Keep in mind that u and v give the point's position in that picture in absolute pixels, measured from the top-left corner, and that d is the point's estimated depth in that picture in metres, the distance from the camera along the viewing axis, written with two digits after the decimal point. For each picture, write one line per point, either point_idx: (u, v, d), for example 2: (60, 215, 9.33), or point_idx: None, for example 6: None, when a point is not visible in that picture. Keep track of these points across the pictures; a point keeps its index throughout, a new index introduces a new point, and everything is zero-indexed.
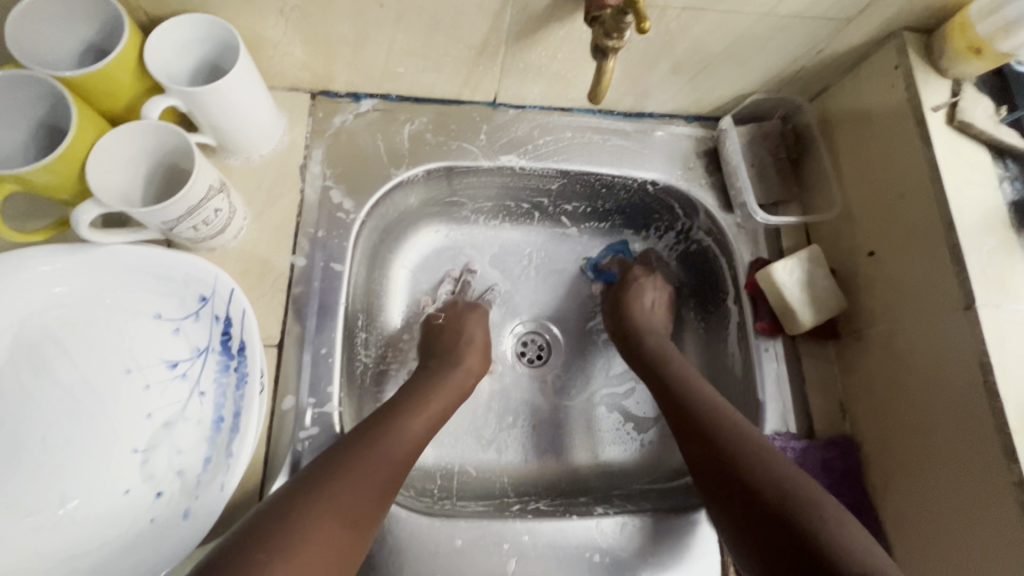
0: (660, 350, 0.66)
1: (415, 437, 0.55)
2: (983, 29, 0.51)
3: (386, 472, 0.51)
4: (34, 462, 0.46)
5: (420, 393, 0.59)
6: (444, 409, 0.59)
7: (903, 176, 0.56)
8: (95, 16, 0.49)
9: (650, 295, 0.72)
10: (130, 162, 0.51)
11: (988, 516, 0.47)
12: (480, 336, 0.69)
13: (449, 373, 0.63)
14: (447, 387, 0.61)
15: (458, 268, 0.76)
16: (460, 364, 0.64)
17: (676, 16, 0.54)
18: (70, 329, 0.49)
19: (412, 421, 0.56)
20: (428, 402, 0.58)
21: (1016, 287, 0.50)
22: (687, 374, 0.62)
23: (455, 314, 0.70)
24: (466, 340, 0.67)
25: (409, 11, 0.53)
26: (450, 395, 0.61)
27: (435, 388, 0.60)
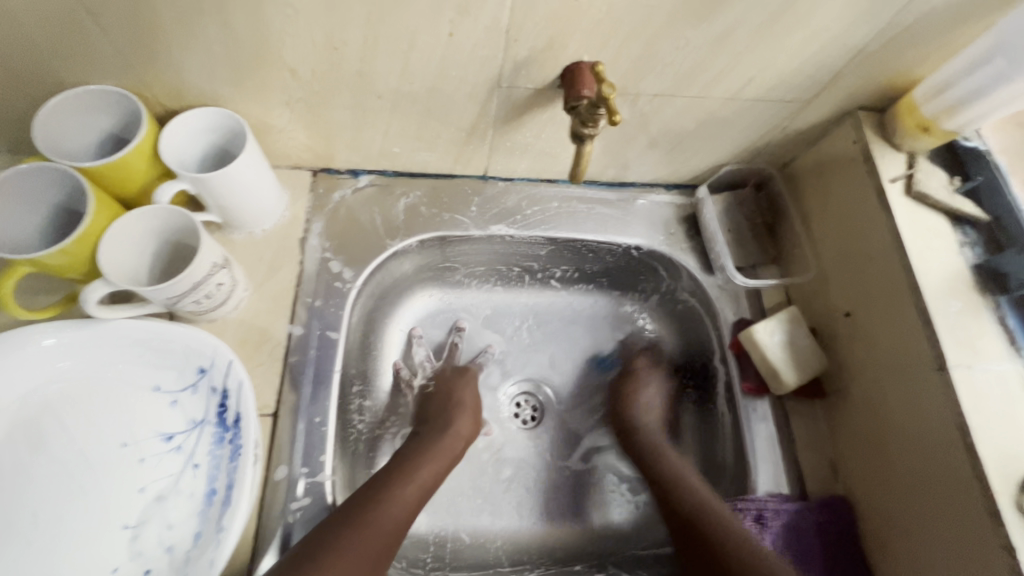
0: (673, 471, 0.64)
1: (408, 505, 0.55)
2: (929, 110, 0.56)
3: (378, 544, 0.51)
4: (24, 541, 0.46)
5: (415, 456, 0.60)
6: (438, 473, 0.60)
7: (870, 241, 0.60)
8: (116, 110, 0.54)
9: (653, 393, 0.73)
10: (140, 242, 0.54)
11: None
12: (472, 397, 0.70)
13: (444, 435, 0.64)
14: (439, 451, 0.62)
15: (444, 331, 0.78)
16: (455, 425, 0.65)
17: (649, 101, 0.59)
18: (70, 403, 0.51)
19: (406, 489, 0.56)
20: (422, 467, 0.59)
21: (985, 348, 0.52)
22: (702, 493, 0.60)
23: (446, 379, 0.72)
24: (458, 404, 0.68)
25: (404, 101, 0.58)
26: (447, 458, 0.62)
27: (429, 452, 0.61)
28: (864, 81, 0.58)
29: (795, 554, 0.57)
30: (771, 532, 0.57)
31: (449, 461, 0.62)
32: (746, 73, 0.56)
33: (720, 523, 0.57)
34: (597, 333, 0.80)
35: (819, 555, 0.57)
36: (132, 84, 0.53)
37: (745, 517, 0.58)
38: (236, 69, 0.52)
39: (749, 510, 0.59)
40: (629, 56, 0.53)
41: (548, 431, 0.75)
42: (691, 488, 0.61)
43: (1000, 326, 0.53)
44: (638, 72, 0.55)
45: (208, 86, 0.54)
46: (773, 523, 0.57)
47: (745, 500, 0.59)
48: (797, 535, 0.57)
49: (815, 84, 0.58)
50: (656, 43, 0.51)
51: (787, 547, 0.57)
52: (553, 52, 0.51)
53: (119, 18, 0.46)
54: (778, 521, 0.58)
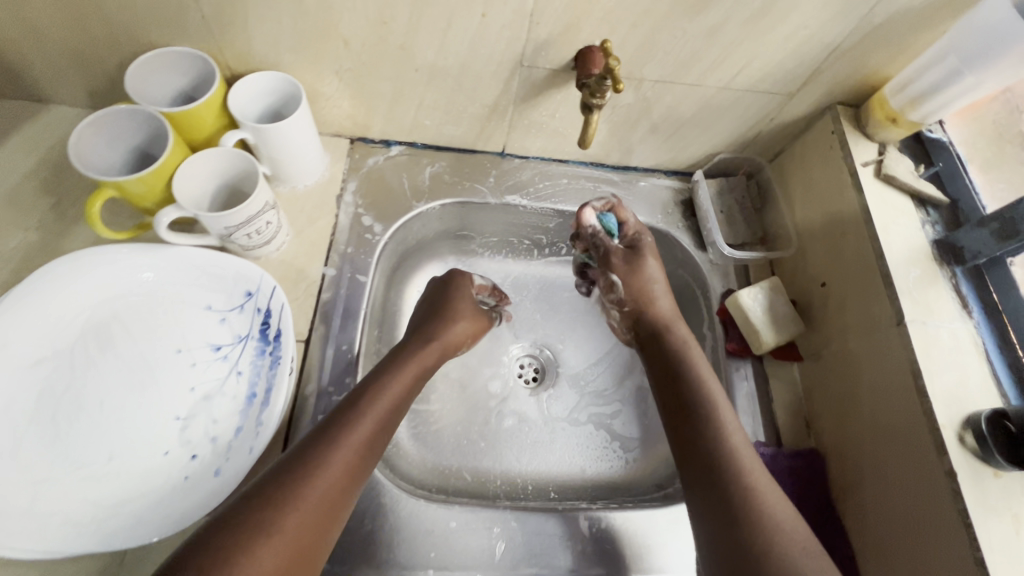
0: (697, 379, 0.60)
1: (386, 410, 0.56)
2: (896, 103, 0.64)
3: (358, 449, 0.52)
4: (92, 422, 0.54)
5: (379, 379, 0.59)
6: (404, 395, 0.59)
7: (843, 217, 0.67)
8: (189, 70, 0.63)
9: (648, 279, 0.69)
10: (203, 180, 0.62)
11: (941, 519, 0.51)
12: (469, 302, 0.73)
13: (411, 356, 0.63)
14: (416, 363, 0.63)
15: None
16: (433, 338, 0.67)
17: (651, 87, 0.68)
18: (134, 313, 0.59)
19: (372, 413, 0.55)
20: (386, 390, 0.58)
21: (939, 308, 0.59)
22: (727, 429, 0.55)
23: (444, 287, 0.74)
24: (453, 311, 0.71)
25: (438, 76, 0.66)
26: (418, 372, 0.63)
27: (403, 364, 0.62)
28: (841, 76, 0.66)
29: None
30: None
31: (413, 381, 0.61)
32: (735, 64, 0.64)
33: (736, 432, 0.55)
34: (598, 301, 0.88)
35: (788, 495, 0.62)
36: (208, 48, 0.62)
37: None
38: (299, 39, 0.61)
39: None
40: (634, 42, 0.61)
41: (549, 387, 0.82)
42: (727, 418, 0.56)
43: (954, 292, 0.60)
44: (642, 58, 0.63)
45: (272, 53, 0.63)
46: None
47: None
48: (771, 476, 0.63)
49: (797, 78, 0.66)
50: (658, 33, 0.60)
51: None
52: (570, 35, 0.60)
53: None
54: None
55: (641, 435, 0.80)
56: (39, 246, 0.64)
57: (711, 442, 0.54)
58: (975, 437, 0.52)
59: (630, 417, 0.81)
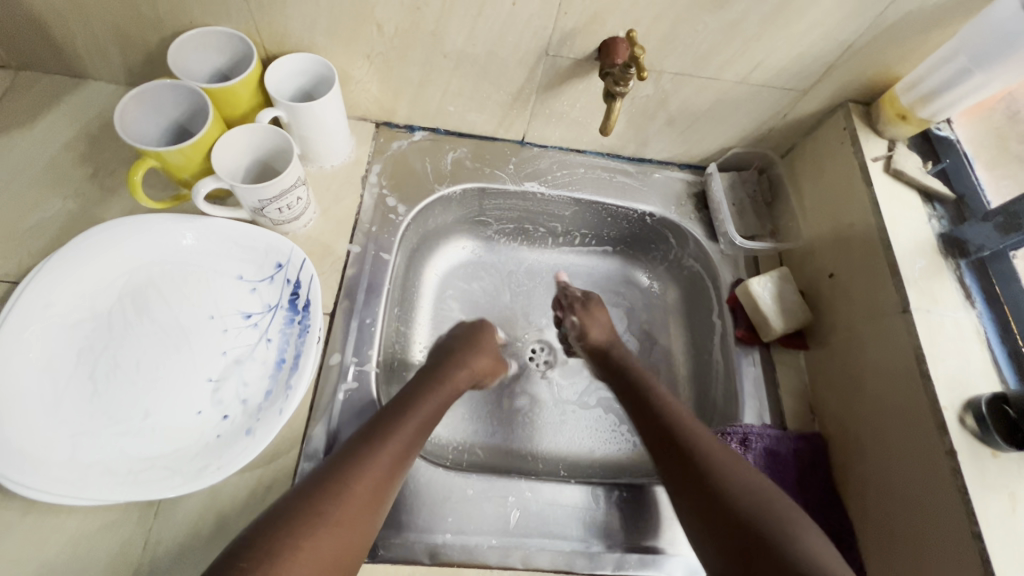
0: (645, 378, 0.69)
1: (419, 426, 0.59)
2: (906, 100, 0.67)
3: (394, 458, 0.54)
4: (129, 382, 0.56)
5: (408, 403, 0.60)
6: (430, 419, 0.61)
7: (853, 211, 0.69)
8: (227, 49, 0.66)
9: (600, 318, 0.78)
10: (238, 155, 0.64)
11: (939, 536, 0.52)
12: (491, 343, 0.75)
13: (439, 382, 0.65)
14: (448, 386, 0.65)
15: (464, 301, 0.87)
16: (460, 363, 0.69)
17: (670, 79, 0.70)
18: (170, 281, 0.61)
19: (400, 437, 0.56)
20: (413, 414, 0.59)
21: (944, 297, 0.61)
22: (688, 420, 0.61)
23: (467, 330, 0.75)
24: (477, 346, 0.73)
25: (465, 62, 0.69)
26: (447, 396, 0.65)
27: (435, 387, 0.64)
28: (854, 74, 0.69)
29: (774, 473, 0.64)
30: (754, 453, 0.64)
31: (439, 407, 0.63)
32: (752, 59, 0.67)
33: (674, 406, 0.64)
34: (609, 290, 0.91)
35: (793, 475, 0.64)
36: (247, 28, 0.65)
37: (732, 440, 0.66)
38: (335, 22, 0.64)
39: (737, 432, 0.66)
40: (657, 34, 0.63)
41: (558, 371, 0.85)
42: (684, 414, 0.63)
43: (959, 283, 0.62)
44: (663, 50, 0.66)
45: (307, 35, 0.66)
46: (757, 445, 0.65)
47: (733, 426, 0.67)
48: (777, 457, 0.65)
49: (811, 75, 0.69)
50: (679, 26, 0.62)
51: (769, 466, 0.64)
52: (594, 26, 0.63)
53: None
54: (761, 443, 0.65)
55: None
56: (78, 215, 0.67)
57: (679, 433, 0.60)
58: (975, 419, 0.54)
59: None
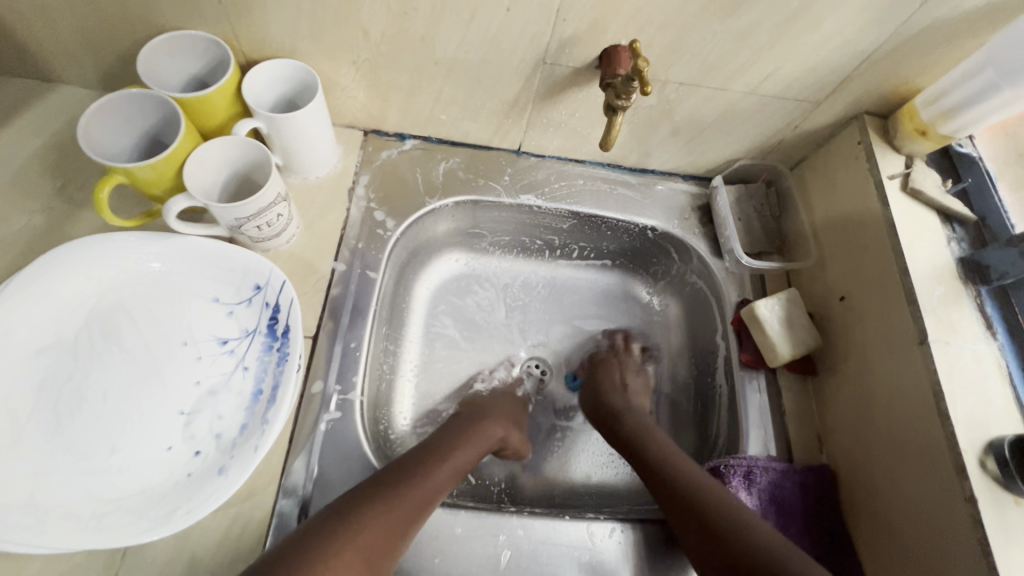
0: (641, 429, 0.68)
1: (441, 481, 0.57)
2: (927, 115, 0.63)
3: (407, 513, 0.52)
4: (94, 415, 0.52)
5: (432, 456, 0.59)
6: (454, 476, 0.59)
7: (866, 231, 0.66)
8: (204, 53, 0.61)
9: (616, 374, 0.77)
10: (214, 169, 0.60)
11: None
12: (516, 409, 0.74)
13: (475, 432, 0.65)
14: (478, 440, 0.64)
15: (456, 318, 0.83)
16: (492, 418, 0.69)
17: (675, 89, 0.66)
18: (140, 304, 0.57)
19: (416, 493, 0.54)
20: (438, 468, 0.58)
21: (963, 328, 0.57)
22: (687, 472, 0.60)
23: (497, 399, 0.74)
24: (510, 415, 0.72)
25: (457, 70, 0.65)
26: (477, 451, 0.64)
27: (465, 441, 0.63)
28: (871, 86, 0.64)
29: (779, 509, 0.61)
30: (758, 487, 0.61)
31: (467, 463, 0.62)
32: (763, 69, 0.62)
33: (681, 462, 0.61)
34: (607, 306, 0.87)
35: (798, 511, 0.61)
36: (224, 33, 0.61)
37: (735, 473, 0.62)
38: (317, 26, 0.60)
39: (740, 465, 0.62)
40: (662, 42, 0.59)
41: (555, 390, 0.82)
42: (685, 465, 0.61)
43: (979, 313, 0.59)
44: (668, 59, 0.62)
45: (288, 40, 0.61)
46: (761, 479, 0.62)
47: (736, 458, 0.63)
48: (782, 492, 0.62)
49: (825, 86, 0.65)
50: (686, 34, 0.58)
51: (774, 504, 0.61)
52: (595, 34, 0.58)
53: None
54: (766, 477, 0.62)
55: None
56: (45, 230, 0.63)
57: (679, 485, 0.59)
58: (997, 463, 0.51)
59: None
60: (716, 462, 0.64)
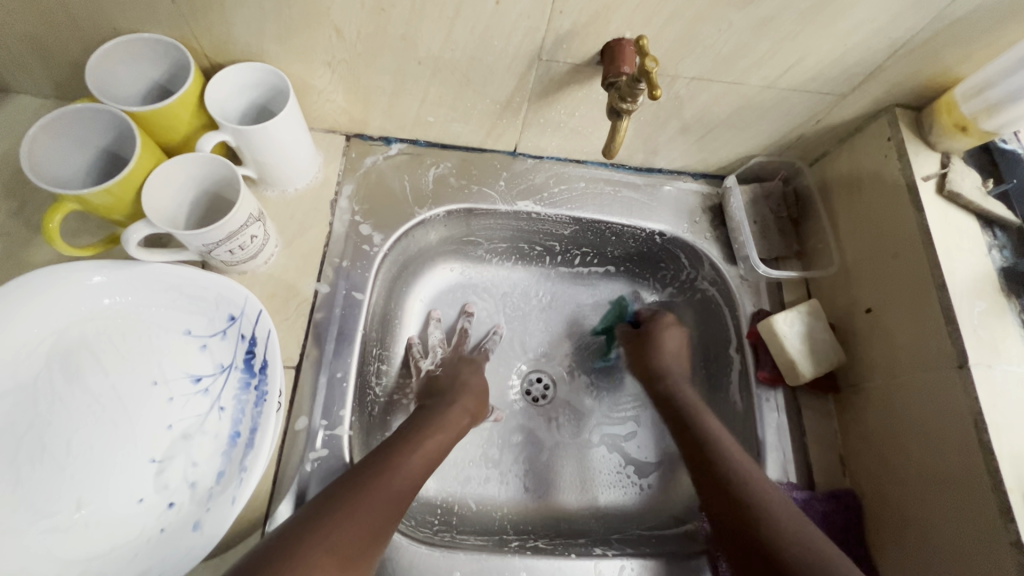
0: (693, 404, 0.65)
1: (413, 474, 0.54)
2: (968, 109, 0.56)
3: (382, 511, 0.50)
4: (56, 466, 0.48)
5: (388, 459, 0.54)
6: (421, 472, 0.55)
7: (897, 238, 0.60)
8: (164, 59, 0.55)
9: (676, 336, 0.73)
10: (179, 189, 0.55)
11: None
12: (480, 380, 0.70)
13: (444, 418, 0.62)
14: (447, 425, 0.61)
15: (451, 317, 0.78)
16: (457, 403, 0.65)
17: (686, 85, 0.59)
18: (106, 339, 0.52)
19: (389, 488, 0.52)
20: (405, 460, 0.54)
21: (1007, 348, 0.52)
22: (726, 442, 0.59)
23: (453, 366, 0.71)
24: (464, 384, 0.68)
25: (443, 69, 0.58)
26: (445, 435, 0.60)
27: (437, 426, 0.60)
28: (906, 75, 0.58)
29: None
30: None
31: (430, 459, 0.57)
32: (785, 60, 0.56)
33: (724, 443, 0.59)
34: (613, 315, 0.82)
35: None
36: (181, 35, 0.54)
37: None
38: (284, 27, 0.53)
39: None
40: (672, 34, 0.53)
41: (535, 400, 0.77)
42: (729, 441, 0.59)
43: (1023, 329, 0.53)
44: (678, 53, 0.55)
45: (254, 41, 0.55)
46: None
47: None
48: None
49: (855, 76, 0.58)
50: (699, 24, 0.51)
51: None
52: (595, 27, 0.52)
53: None
54: None
55: (657, 460, 0.75)
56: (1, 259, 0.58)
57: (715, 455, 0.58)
58: None
59: (647, 440, 0.76)
60: None
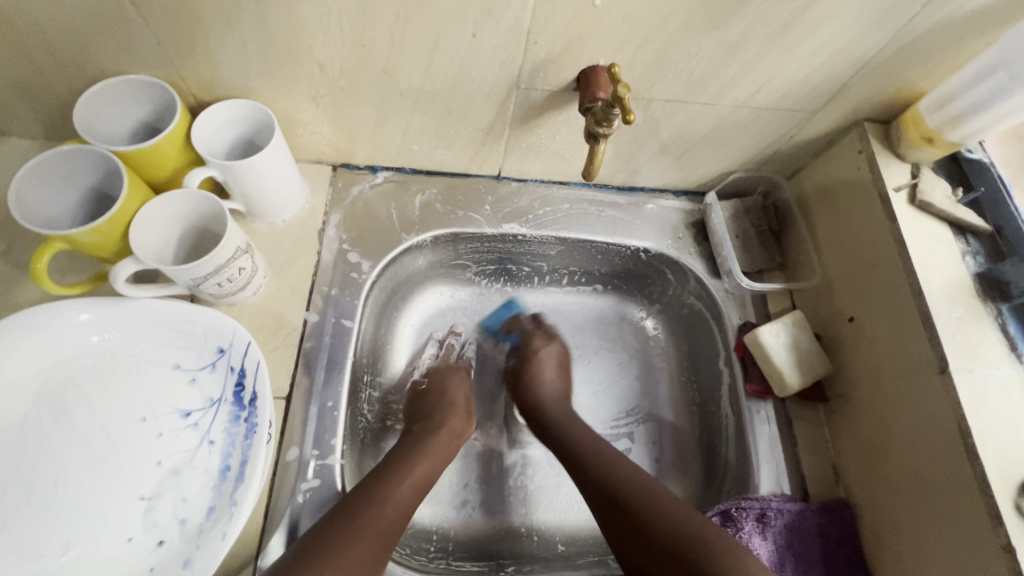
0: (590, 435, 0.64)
1: (402, 503, 0.54)
2: (932, 122, 0.58)
3: (374, 543, 0.50)
4: (43, 508, 0.47)
5: (378, 491, 0.54)
6: (411, 499, 0.55)
7: (873, 248, 0.61)
8: (151, 98, 0.56)
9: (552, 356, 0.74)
10: (167, 225, 0.56)
11: None
12: (463, 400, 0.70)
13: (432, 443, 0.62)
14: (433, 450, 0.61)
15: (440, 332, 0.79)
16: (444, 428, 0.65)
17: (661, 106, 0.61)
18: (93, 378, 0.52)
19: (380, 520, 0.51)
20: (393, 489, 0.54)
21: (986, 352, 0.53)
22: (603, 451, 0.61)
23: (438, 377, 0.72)
24: (449, 402, 0.68)
25: (425, 99, 0.60)
26: (433, 458, 0.61)
27: (424, 452, 0.61)
28: (872, 91, 0.60)
29: (796, 553, 0.57)
30: (774, 531, 0.57)
31: (420, 485, 0.57)
32: (755, 81, 0.58)
33: (599, 441, 0.63)
34: (603, 332, 0.82)
35: (817, 554, 0.57)
36: (168, 75, 0.55)
37: (749, 516, 0.58)
38: (269, 65, 0.55)
39: (754, 508, 0.58)
40: (644, 60, 0.55)
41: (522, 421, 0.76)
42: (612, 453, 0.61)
43: (1001, 333, 0.54)
44: (652, 76, 0.57)
45: (239, 79, 0.56)
46: (776, 522, 0.58)
47: (749, 499, 0.59)
48: (799, 535, 0.58)
49: (823, 94, 0.60)
50: (670, 49, 0.53)
51: (789, 547, 0.57)
52: (570, 56, 0.54)
53: (161, 10, 0.48)
54: (781, 520, 0.58)
55: (653, 475, 0.74)
56: None
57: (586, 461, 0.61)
58: None
59: (642, 457, 0.75)
60: (727, 504, 0.59)
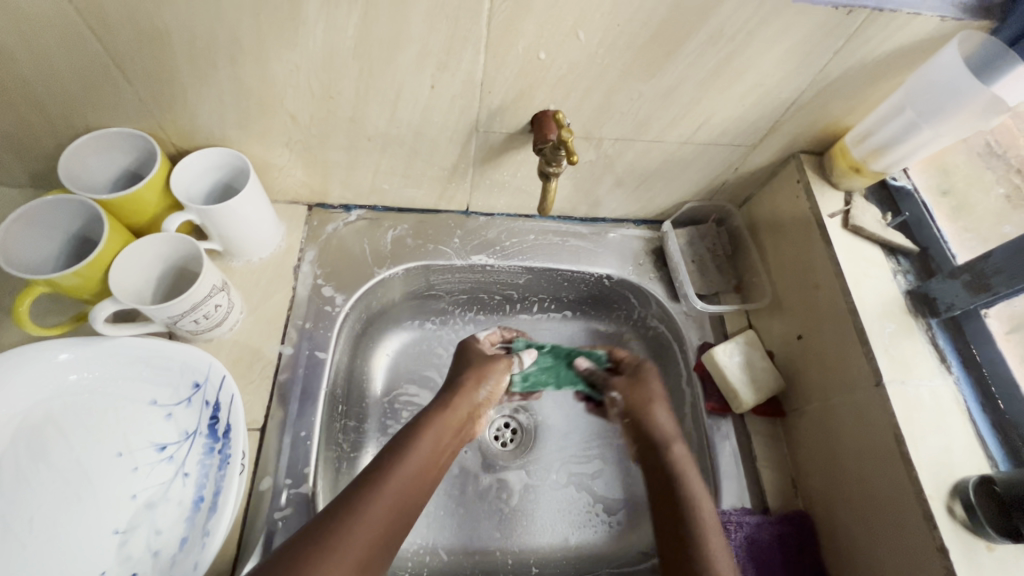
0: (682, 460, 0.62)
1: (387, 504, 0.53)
2: (858, 153, 0.64)
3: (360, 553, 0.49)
4: (18, 545, 0.48)
5: (362, 494, 0.53)
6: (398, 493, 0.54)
7: (814, 270, 0.66)
8: (133, 148, 0.60)
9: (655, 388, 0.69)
10: (146, 267, 0.59)
11: None
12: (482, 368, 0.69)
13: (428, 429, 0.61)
14: (429, 433, 0.60)
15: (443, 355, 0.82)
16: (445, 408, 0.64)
17: (612, 144, 0.66)
18: (71, 415, 0.54)
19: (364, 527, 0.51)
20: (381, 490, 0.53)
21: (918, 365, 0.57)
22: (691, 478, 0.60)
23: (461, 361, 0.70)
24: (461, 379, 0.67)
25: (392, 144, 0.64)
26: (435, 437, 0.60)
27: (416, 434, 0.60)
28: (803, 127, 0.65)
29: (757, 565, 0.59)
30: (733, 545, 0.59)
31: (420, 469, 0.57)
32: (695, 120, 0.63)
33: (690, 468, 0.61)
34: None
35: (777, 565, 0.59)
36: (149, 127, 0.59)
37: None
38: (243, 116, 0.59)
39: None
40: (591, 104, 0.59)
41: (499, 448, 0.78)
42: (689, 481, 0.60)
43: (931, 346, 0.59)
44: (600, 118, 0.62)
45: (216, 129, 0.60)
46: (735, 535, 0.60)
47: None
48: (759, 547, 0.60)
49: (759, 130, 0.65)
50: (614, 95, 0.58)
51: (750, 560, 0.59)
52: (523, 102, 0.59)
53: (141, 70, 0.52)
54: (740, 533, 0.60)
55: (624, 495, 0.76)
56: None
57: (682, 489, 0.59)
58: (964, 508, 0.50)
59: (613, 477, 0.77)
60: None
